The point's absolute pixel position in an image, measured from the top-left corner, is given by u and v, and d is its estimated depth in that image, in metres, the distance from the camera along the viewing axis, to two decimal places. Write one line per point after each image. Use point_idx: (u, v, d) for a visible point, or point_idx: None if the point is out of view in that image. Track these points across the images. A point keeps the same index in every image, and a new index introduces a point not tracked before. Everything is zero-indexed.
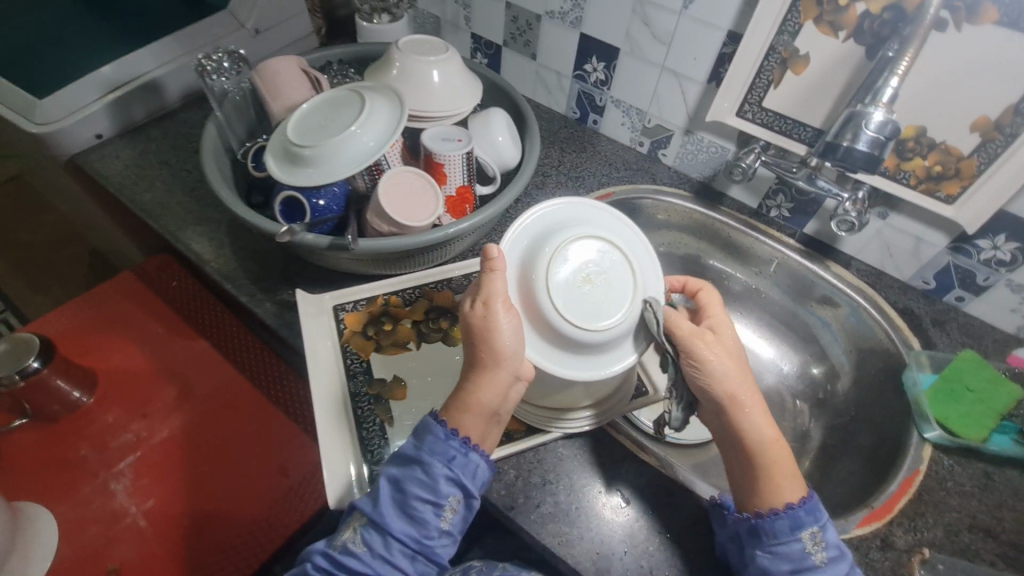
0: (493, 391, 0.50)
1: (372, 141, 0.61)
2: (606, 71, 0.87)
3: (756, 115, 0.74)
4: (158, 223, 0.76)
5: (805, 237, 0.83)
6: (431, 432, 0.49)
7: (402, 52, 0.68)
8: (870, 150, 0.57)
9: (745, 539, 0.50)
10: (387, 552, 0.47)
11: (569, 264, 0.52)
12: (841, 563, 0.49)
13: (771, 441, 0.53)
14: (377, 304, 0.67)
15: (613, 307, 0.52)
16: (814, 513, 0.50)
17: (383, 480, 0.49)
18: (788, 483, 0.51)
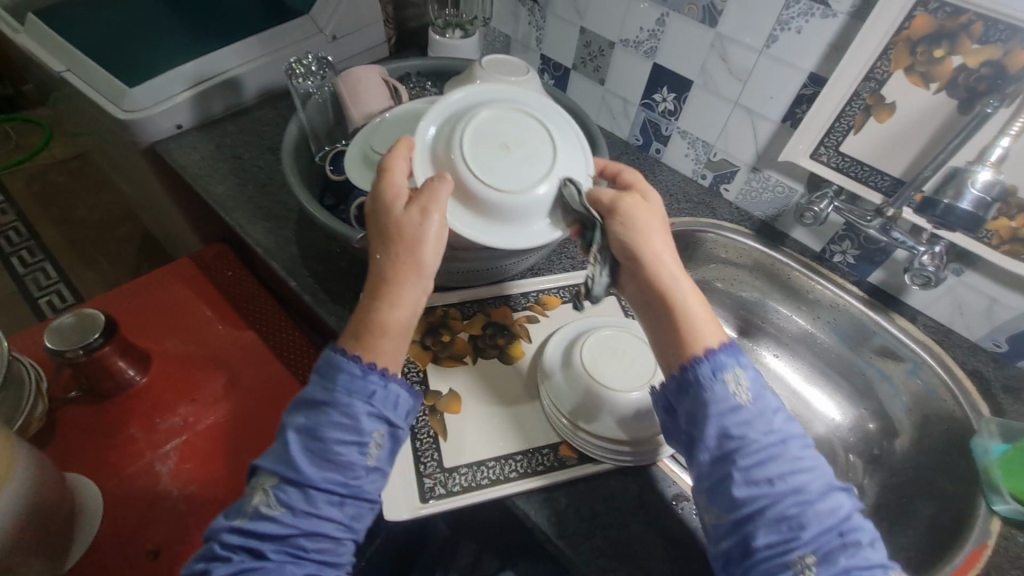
0: (407, 303, 0.51)
1: None
2: (676, 102, 0.87)
3: (831, 159, 0.73)
4: (229, 215, 0.79)
5: (869, 286, 0.81)
6: (341, 369, 0.49)
7: (485, 70, 0.70)
8: (973, 210, 0.56)
9: (674, 400, 0.51)
10: (311, 502, 0.45)
11: (479, 139, 0.54)
12: (767, 405, 0.49)
13: (689, 293, 0.54)
14: (436, 315, 0.68)
15: (528, 172, 0.55)
16: (734, 356, 0.50)
17: (292, 434, 0.48)
18: (711, 333, 0.52)
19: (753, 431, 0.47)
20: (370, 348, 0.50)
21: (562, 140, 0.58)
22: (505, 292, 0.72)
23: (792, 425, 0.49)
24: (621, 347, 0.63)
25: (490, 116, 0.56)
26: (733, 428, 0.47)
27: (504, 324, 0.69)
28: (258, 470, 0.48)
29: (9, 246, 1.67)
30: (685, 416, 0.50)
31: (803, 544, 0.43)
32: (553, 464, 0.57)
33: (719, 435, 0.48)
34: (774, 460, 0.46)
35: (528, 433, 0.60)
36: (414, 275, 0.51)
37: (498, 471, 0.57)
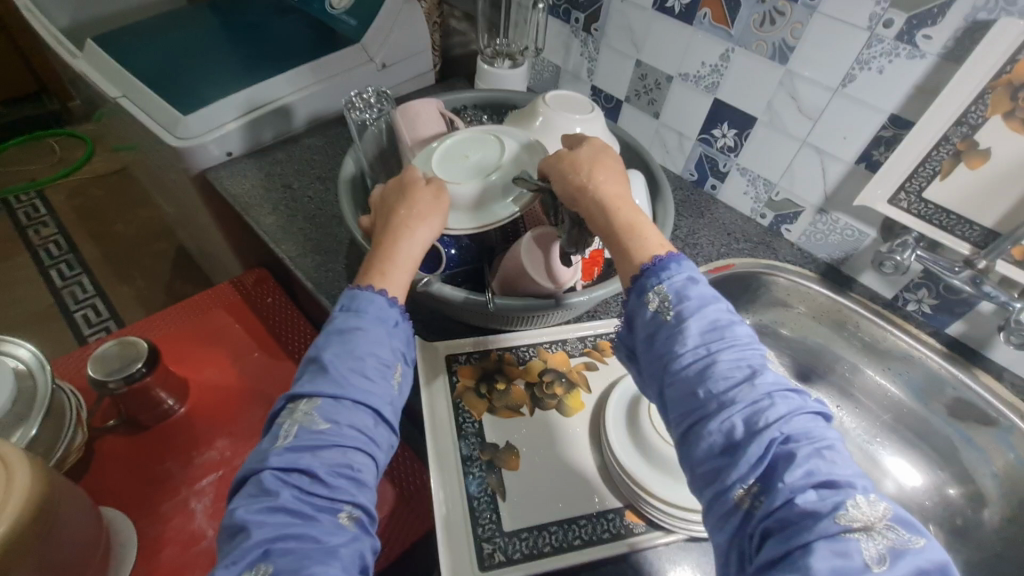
0: (411, 248, 0.52)
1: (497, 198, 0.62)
2: (737, 138, 0.84)
3: (912, 205, 0.69)
4: (278, 246, 0.77)
5: (948, 338, 0.75)
6: (369, 299, 0.49)
7: (549, 106, 0.67)
8: None
9: (624, 336, 0.50)
10: (354, 420, 0.44)
11: (441, 157, 0.62)
12: (695, 315, 0.45)
13: (626, 212, 0.51)
14: (491, 360, 0.65)
15: (484, 169, 0.60)
16: (662, 270, 0.47)
17: (326, 356, 0.46)
18: (646, 252, 0.49)
19: (684, 348, 0.44)
20: (385, 282, 0.50)
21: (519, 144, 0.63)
22: (562, 335, 0.68)
23: (738, 333, 0.44)
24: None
25: (455, 137, 0.64)
26: (663, 348, 0.45)
27: (562, 371, 0.65)
28: (291, 401, 0.45)
29: (49, 259, 1.70)
30: (633, 348, 0.49)
31: (739, 466, 0.39)
32: (620, 531, 0.53)
33: (652, 359, 0.46)
34: (703, 374, 0.42)
35: (590, 494, 0.55)
36: (424, 223, 0.54)
37: (561, 537, 0.52)
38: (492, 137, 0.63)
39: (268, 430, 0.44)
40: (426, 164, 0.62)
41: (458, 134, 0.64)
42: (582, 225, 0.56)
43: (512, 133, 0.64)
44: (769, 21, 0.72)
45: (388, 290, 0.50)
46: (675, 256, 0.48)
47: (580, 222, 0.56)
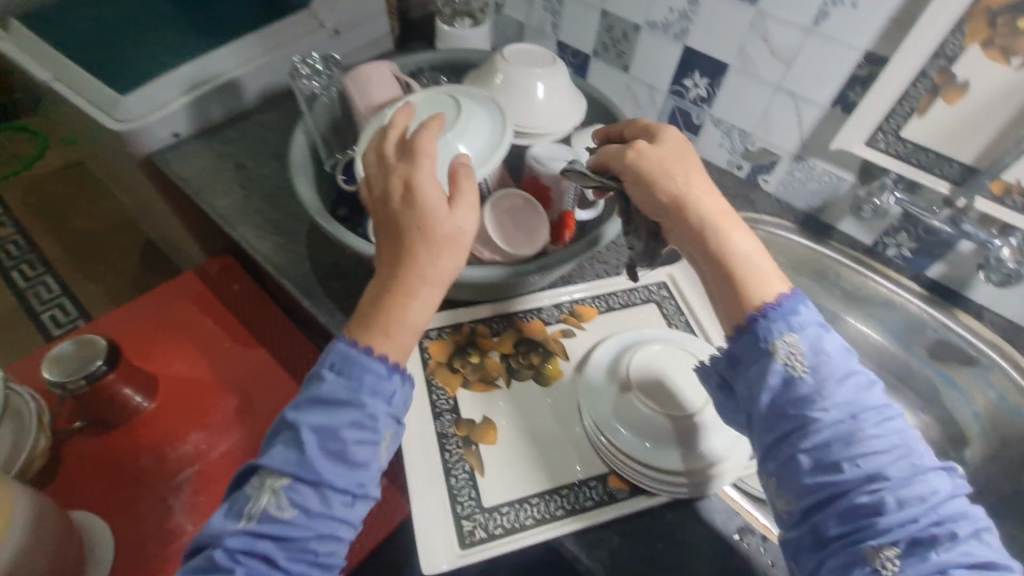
0: (421, 307, 0.46)
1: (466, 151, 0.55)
2: (709, 88, 0.81)
3: (890, 146, 0.66)
4: (234, 230, 0.73)
5: (928, 281, 0.74)
6: (363, 367, 0.44)
7: (508, 62, 0.63)
8: None
9: (724, 372, 0.47)
10: (326, 507, 0.42)
11: (393, 123, 0.57)
12: (830, 375, 0.42)
13: (734, 230, 0.47)
14: (464, 334, 0.62)
15: (442, 129, 0.55)
16: (792, 318, 0.43)
17: (305, 431, 0.43)
18: (765, 287, 0.45)
19: (817, 410, 0.41)
20: (389, 344, 0.45)
21: (477, 103, 0.59)
22: (536, 303, 0.66)
23: (868, 392, 0.42)
24: (674, 367, 0.56)
25: (408, 101, 0.59)
26: (791, 407, 0.42)
27: (538, 340, 0.63)
28: (260, 471, 0.43)
29: (7, 259, 1.62)
30: (734, 390, 0.46)
31: (882, 542, 0.38)
32: (603, 498, 0.52)
33: (768, 414, 0.43)
34: (848, 446, 0.40)
35: (570, 463, 0.54)
36: (444, 269, 0.45)
37: (543, 509, 0.51)
38: (446, 97, 0.59)
39: (236, 498, 0.43)
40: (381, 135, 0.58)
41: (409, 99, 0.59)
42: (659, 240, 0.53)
43: (470, 92, 0.60)
44: None
45: (388, 357, 0.45)
46: (800, 298, 0.44)
47: (658, 233, 0.52)
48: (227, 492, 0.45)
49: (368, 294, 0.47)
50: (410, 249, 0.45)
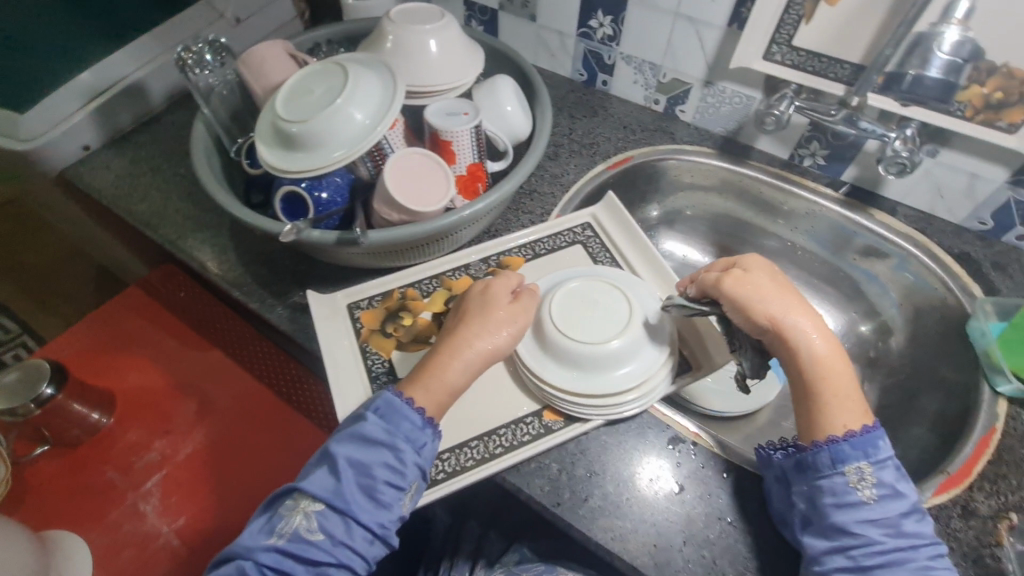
0: (459, 371, 0.50)
1: (360, 115, 0.55)
2: (614, 25, 0.80)
3: (785, 56, 0.68)
4: (157, 232, 0.72)
5: (844, 185, 0.77)
6: (404, 415, 0.49)
7: (395, 23, 0.62)
8: (943, 77, 0.58)
9: (786, 474, 0.48)
10: (350, 538, 0.45)
11: (284, 102, 0.56)
12: (893, 501, 0.45)
13: (835, 362, 0.49)
14: (394, 299, 0.63)
15: (332, 95, 0.55)
16: (870, 447, 0.46)
17: (342, 463, 0.47)
18: (848, 412, 0.48)
19: (876, 528, 0.44)
20: (427, 399, 0.50)
21: (363, 66, 0.58)
22: (462, 260, 0.67)
23: (922, 524, 0.45)
24: (592, 296, 0.58)
25: (295, 76, 0.58)
26: (853, 523, 0.44)
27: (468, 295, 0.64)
28: (295, 491, 0.47)
29: None
30: (792, 492, 0.48)
31: None
32: (539, 431, 0.54)
33: (826, 521, 0.45)
34: (905, 567, 0.43)
35: (507, 404, 0.56)
36: (487, 339, 0.51)
37: (483, 449, 0.53)
38: (331, 64, 0.58)
39: (271, 515, 0.47)
40: (272, 113, 0.57)
41: (294, 76, 0.58)
42: (765, 354, 0.54)
43: (358, 58, 0.59)
44: None
45: (426, 409, 0.49)
46: (881, 435, 0.47)
47: (764, 350, 0.54)
48: (262, 507, 0.49)
49: (418, 363, 0.53)
50: (466, 321, 0.52)
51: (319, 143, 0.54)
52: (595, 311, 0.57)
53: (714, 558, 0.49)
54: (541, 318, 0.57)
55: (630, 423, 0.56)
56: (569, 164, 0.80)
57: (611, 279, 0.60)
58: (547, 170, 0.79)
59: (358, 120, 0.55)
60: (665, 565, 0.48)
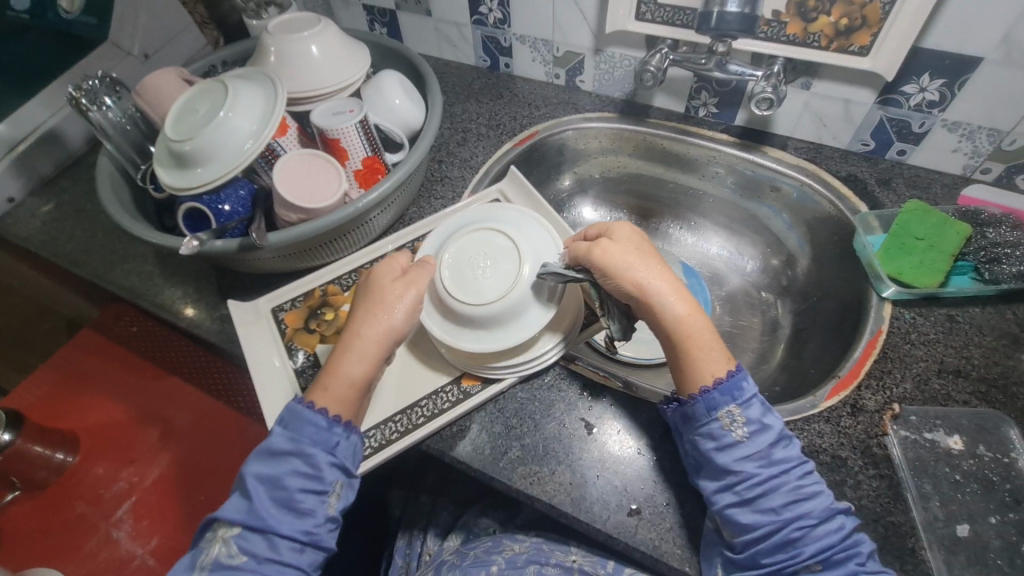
0: (358, 360, 0.53)
1: (247, 123, 0.58)
2: (501, 8, 0.83)
3: (655, 14, 0.71)
4: (85, 269, 0.75)
5: (738, 129, 0.80)
6: (306, 419, 0.50)
7: (274, 35, 0.65)
8: (742, 10, 0.54)
9: (677, 427, 0.51)
10: (276, 550, 0.47)
11: (173, 125, 0.58)
12: (765, 435, 0.48)
13: (696, 319, 0.52)
14: (315, 297, 0.66)
15: (217, 109, 0.58)
16: (736, 390, 0.49)
17: (254, 483, 0.49)
18: (714, 362, 0.50)
19: (752, 463, 0.47)
20: (328, 396, 0.51)
21: (244, 79, 0.61)
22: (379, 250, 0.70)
23: (792, 449, 0.48)
24: (481, 251, 0.58)
25: (181, 101, 0.61)
26: (731, 462, 0.47)
27: None
28: (216, 521, 0.50)
29: None
30: (683, 442, 0.50)
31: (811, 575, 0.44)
32: (457, 397, 0.57)
33: (710, 464, 0.48)
34: (785, 493, 0.46)
35: (427, 377, 0.59)
36: (377, 324, 0.53)
37: (405, 422, 0.56)
38: (213, 83, 0.61)
39: (198, 549, 0.50)
40: (164, 138, 0.59)
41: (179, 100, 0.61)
42: (631, 318, 0.58)
43: (241, 74, 0.62)
44: None
45: (329, 409, 0.51)
46: (744, 376, 0.50)
47: (630, 314, 0.58)
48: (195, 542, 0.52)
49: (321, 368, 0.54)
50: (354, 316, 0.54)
51: (212, 155, 0.57)
52: (486, 266, 0.57)
53: (625, 486, 0.52)
54: (440, 294, 0.57)
55: (543, 376, 0.59)
56: (478, 148, 0.83)
57: (490, 227, 0.60)
58: (457, 155, 0.82)
59: (245, 131, 0.58)
60: (581, 499, 0.52)
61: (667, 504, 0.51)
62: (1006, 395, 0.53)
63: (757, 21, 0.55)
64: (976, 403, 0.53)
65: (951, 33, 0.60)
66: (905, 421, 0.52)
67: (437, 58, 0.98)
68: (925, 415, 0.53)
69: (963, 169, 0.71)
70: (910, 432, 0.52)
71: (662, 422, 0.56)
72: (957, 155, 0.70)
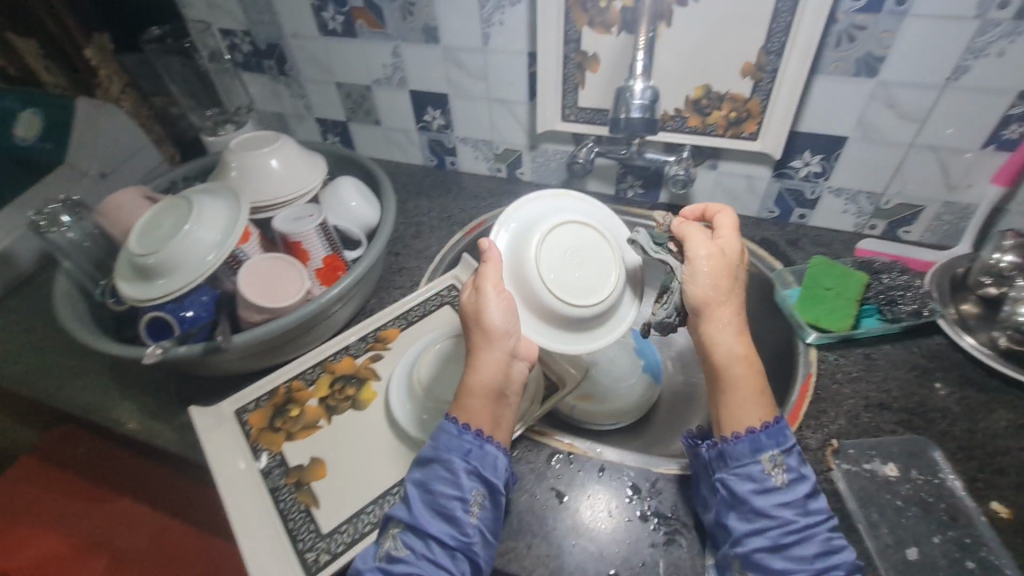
0: (493, 370, 0.52)
1: (211, 233, 0.61)
2: (444, 116, 0.93)
3: (578, 116, 0.82)
4: (32, 389, 0.73)
5: (664, 206, 0.90)
6: (445, 428, 0.51)
7: (235, 152, 0.70)
8: (643, 116, 0.64)
9: (710, 464, 0.52)
10: (430, 553, 0.46)
11: (136, 240, 0.61)
12: (801, 484, 0.49)
13: (749, 363, 0.53)
14: (279, 394, 0.66)
15: (181, 222, 0.61)
16: (781, 435, 0.50)
17: (411, 486, 0.50)
18: (758, 406, 0.51)
19: (790, 509, 0.47)
20: (466, 410, 0.51)
21: (208, 194, 0.65)
22: (343, 342, 0.72)
23: (822, 503, 0.49)
24: (576, 249, 0.60)
25: (145, 217, 0.64)
26: (769, 506, 0.47)
27: (352, 373, 0.69)
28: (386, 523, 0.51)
29: None
30: (714, 480, 0.51)
31: None
32: None
33: (745, 506, 0.48)
34: (816, 543, 0.46)
35: (393, 465, 0.60)
36: (503, 331, 0.53)
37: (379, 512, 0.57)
38: (178, 198, 0.65)
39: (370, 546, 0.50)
40: (127, 253, 0.62)
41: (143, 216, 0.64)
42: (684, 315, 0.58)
43: (204, 189, 0.67)
44: (406, 14, 0.81)
45: (460, 418, 0.52)
46: (787, 424, 0.51)
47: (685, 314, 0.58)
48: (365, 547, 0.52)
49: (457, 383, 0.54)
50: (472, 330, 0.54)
51: (176, 265, 0.60)
52: (582, 262, 0.60)
53: (601, 551, 0.53)
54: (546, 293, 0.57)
55: (511, 449, 0.61)
56: (432, 239, 0.89)
57: (576, 219, 0.61)
58: (413, 247, 0.88)
59: (209, 240, 0.61)
60: (560, 570, 0.52)
61: (642, 563, 0.52)
62: (926, 421, 0.59)
63: (658, 124, 0.65)
64: (902, 431, 0.59)
65: (818, 119, 0.72)
66: (845, 454, 0.57)
67: (388, 160, 1.06)
68: (861, 447, 0.58)
69: (854, 227, 0.82)
70: (850, 465, 0.56)
71: (628, 482, 0.58)
72: (847, 216, 0.81)
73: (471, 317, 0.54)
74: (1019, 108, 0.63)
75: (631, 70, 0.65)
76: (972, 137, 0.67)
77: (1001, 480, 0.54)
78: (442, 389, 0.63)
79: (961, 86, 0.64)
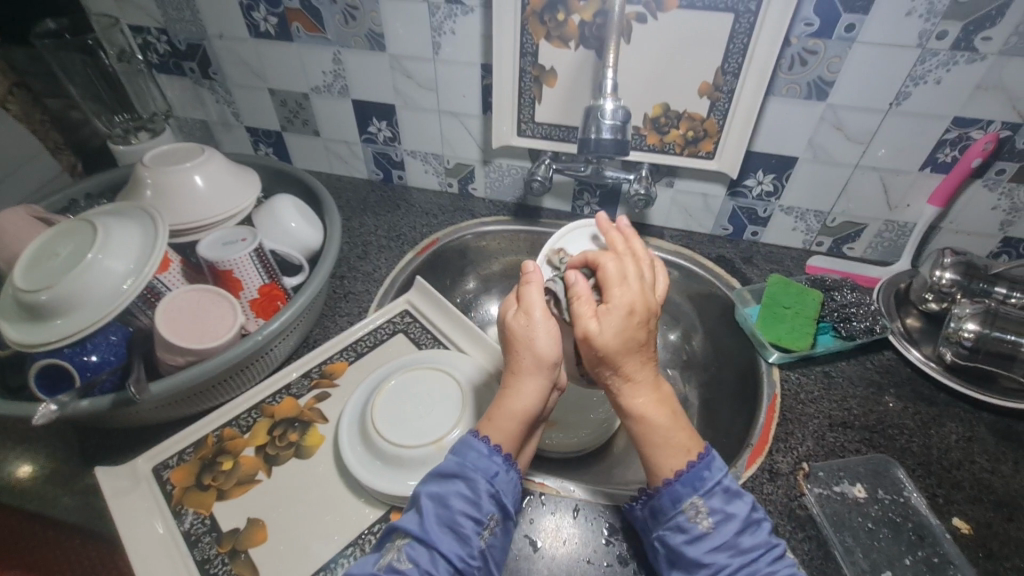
0: (533, 397, 0.49)
1: (120, 263, 0.52)
2: (391, 128, 0.87)
3: (535, 131, 0.79)
4: None
5: (620, 223, 0.89)
6: (470, 444, 0.48)
7: (150, 167, 0.61)
8: (615, 136, 0.60)
9: (646, 521, 0.50)
10: (435, 571, 0.43)
11: (23, 274, 0.51)
12: (733, 524, 0.46)
13: (657, 416, 0.49)
14: (208, 445, 0.58)
15: (82, 252, 0.52)
16: (696, 480, 0.47)
17: (425, 496, 0.46)
18: (674, 455, 0.48)
19: (722, 553, 0.45)
20: (493, 428, 0.48)
21: (117, 217, 0.56)
22: (283, 380, 0.64)
23: (760, 533, 0.46)
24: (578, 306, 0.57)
25: (34, 244, 0.54)
26: (701, 555, 0.45)
27: (294, 416, 0.61)
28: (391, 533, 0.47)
29: None
30: (652, 539, 0.49)
31: None
32: None
33: (684, 559, 0.46)
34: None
35: (345, 521, 0.54)
36: (552, 355, 0.49)
37: None
38: (79, 222, 0.55)
39: (371, 556, 0.46)
40: (11, 290, 0.51)
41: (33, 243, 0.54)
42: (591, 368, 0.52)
43: (112, 210, 0.57)
44: (349, 18, 0.74)
45: (490, 438, 0.48)
46: (705, 465, 0.47)
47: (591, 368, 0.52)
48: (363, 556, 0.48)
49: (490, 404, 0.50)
50: (518, 350, 0.50)
51: (75, 303, 0.50)
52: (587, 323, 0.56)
53: None
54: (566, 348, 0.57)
55: None
56: (381, 259, 0.83)
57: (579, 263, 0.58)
58: (359, 269, 0.81)
59: (119, 272, 0.52)
60: None
61: None
62: (886, 438, 0.60)
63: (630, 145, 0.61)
64: (866, 450, 0.59)
65: (771, 140, 0.73)
66: (815, 477, 0.57)
67: (328, 174, 0.98)
68: (830, 469, 0.58)
69: (803, 244, 0.84)
70: (822, 487, 0.56)
71: (605, 522, 0.55)
72: (796, 233, 0.83)
73: (515, 338, 0.50)
74: (953, 133, 0.67)
75: (601, 88, 0.62)
76: (911, 159, 0.71)
77: (958, 494, 0.56)
78: (403, 432, 0.56)
79: (903, 110, 0.66)
